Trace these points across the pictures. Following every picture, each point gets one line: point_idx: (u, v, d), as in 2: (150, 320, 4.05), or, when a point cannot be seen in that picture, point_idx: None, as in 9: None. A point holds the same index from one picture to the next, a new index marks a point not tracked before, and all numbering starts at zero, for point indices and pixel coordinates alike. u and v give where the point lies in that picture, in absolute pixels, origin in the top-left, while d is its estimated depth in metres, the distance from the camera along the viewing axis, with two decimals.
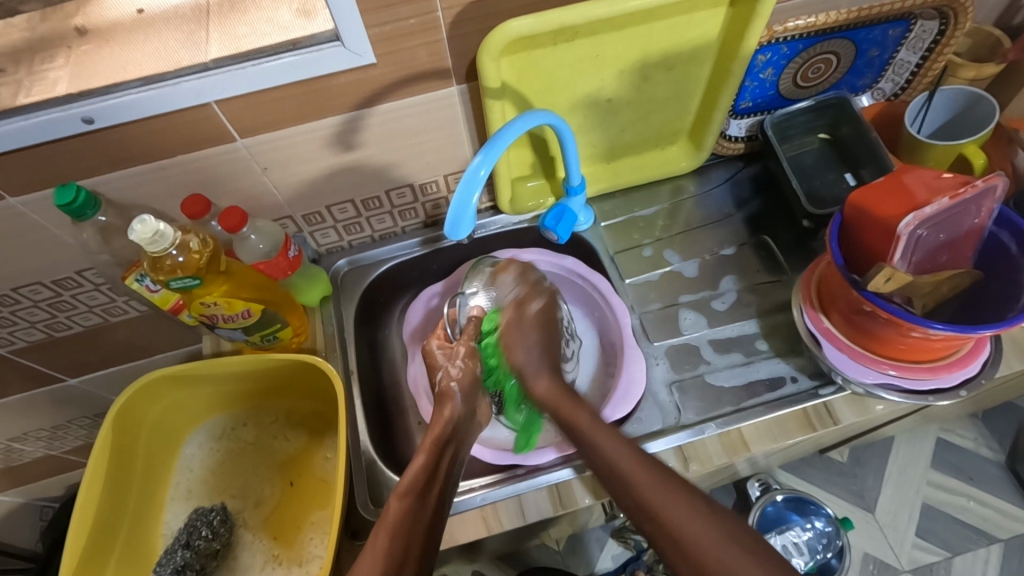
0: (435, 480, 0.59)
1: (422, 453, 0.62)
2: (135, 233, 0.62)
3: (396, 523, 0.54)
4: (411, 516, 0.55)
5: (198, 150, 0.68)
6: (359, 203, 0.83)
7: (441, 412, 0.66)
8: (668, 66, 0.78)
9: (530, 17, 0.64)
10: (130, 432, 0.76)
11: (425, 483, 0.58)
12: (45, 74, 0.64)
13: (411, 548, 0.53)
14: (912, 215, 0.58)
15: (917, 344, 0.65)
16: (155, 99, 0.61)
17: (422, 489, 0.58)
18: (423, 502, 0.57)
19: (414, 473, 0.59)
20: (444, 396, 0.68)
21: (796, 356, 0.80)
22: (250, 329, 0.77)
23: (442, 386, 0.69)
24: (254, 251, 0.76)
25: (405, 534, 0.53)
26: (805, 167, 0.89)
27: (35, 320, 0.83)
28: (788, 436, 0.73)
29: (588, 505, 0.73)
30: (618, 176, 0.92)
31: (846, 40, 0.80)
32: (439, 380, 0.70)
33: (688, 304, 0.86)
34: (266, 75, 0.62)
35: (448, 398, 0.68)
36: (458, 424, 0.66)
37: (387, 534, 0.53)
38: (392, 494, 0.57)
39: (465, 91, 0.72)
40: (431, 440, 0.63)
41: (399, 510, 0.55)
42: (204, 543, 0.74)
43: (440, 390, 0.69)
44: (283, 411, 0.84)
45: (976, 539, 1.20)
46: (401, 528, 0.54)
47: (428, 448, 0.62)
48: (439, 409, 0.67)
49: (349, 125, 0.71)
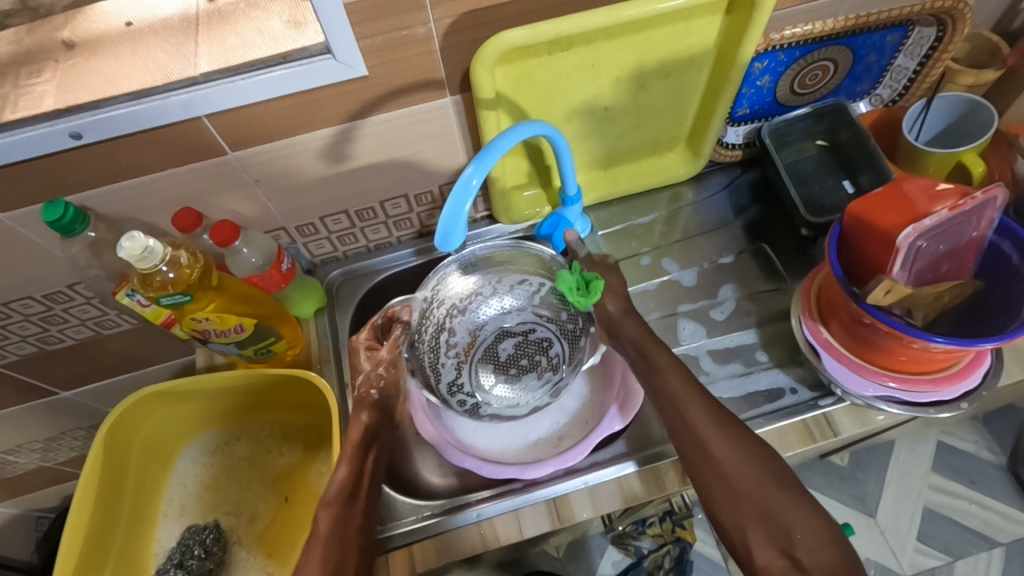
0: (359, 490, 0.64)
1: (345, 462, 0.66)
2: (123, 250, 0.61)
3: (329, 532, 0.60)
4: (339, 525, 0.61)
5: (189, 163, 0.67)
6: (353, 214, 0.82)
7: (358, 417, 0.70)
8: (664, 74, 0.77)
9: (523, 29, 0.63)
10: (121, 449, 0.75)
11: (350, 491, 0.64)
12: (32, 88, 0.63)
13: (345, 556, 0.60)
14: (911, 227, 0.58)
15: (918, 356, 0.65)
16: (143, 114, 0.60)
17: (349, 498, 0.64)
18: (348, 511, 0.63)
19: (338, 485, 0.63)
20: (363, 401, 0.71)
21: (796, 367, 0.79)
22: (243, 343, 0.76)
23: (361, 392, 0.72)
24: (246, 265, 0.76)
25: (336, 542, 0.60)
26: (803, 174, 0.88)
27: (26, 334, 0.82)
28: (788, 448, 0.72)
29: (586, 519, 0.72)
30: (614, 184, 0.91)
31: (843, 47, 0.80)
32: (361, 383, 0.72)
33: (686, 314, 0.85)
34: (257, 88, 0.61)
35: (364, 405, 0.70)
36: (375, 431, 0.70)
37: (320, 544, 0.60)
38: (321, 504, 0.62)
39: (459, 101, 0.71)
40: (352, 448, 0.66)
41: (327, 521, 0.61)
42: (197, 562, 0.74)
43: (359, 395, 0.72)
44: (278, 426, 0.83)
45: (977, 543, 1.19)
46: (333, 538, 0.60)
47: (349, 456, 0.66)
48: (356, 414, 0.70)
49: (341, 136, 0.70)
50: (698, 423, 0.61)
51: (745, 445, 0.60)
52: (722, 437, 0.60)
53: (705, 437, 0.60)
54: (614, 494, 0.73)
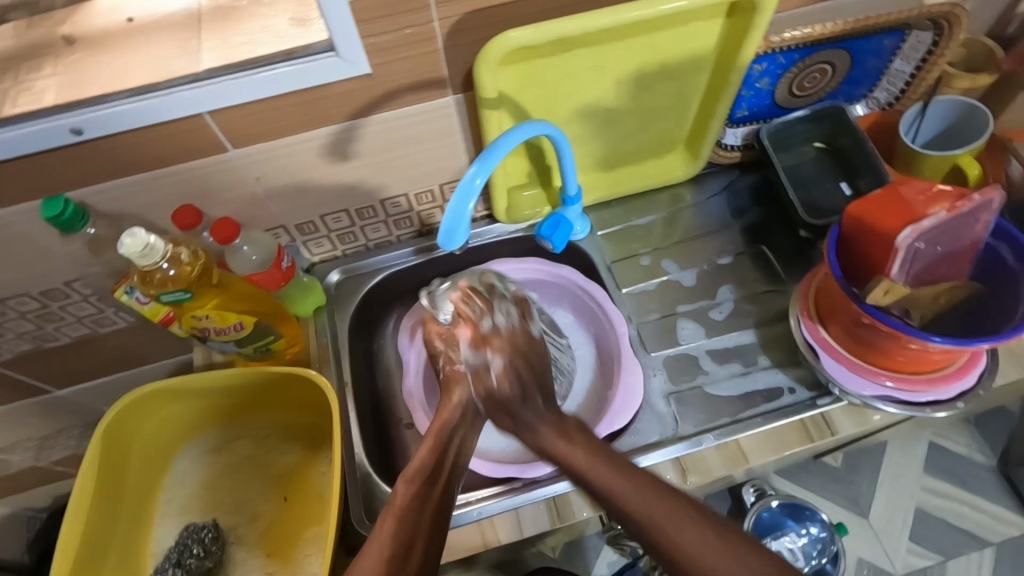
0: (441, 466, 0.61)
1: (431, 438, 0.63)
2: (124, 247, 0.60)
3: (403, 508, 0.56)
4: (419, 500, 0.57)
5: (191, 161, 0.67)
6: (353, 213, 0.82)
7: (451, 394, 0.68)
8: (665, 75, 0.77)
9: (527, 29, 0.63)
10: (121, 447, 0.75)
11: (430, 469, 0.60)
12: (32, 83, 0.62)
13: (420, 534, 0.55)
14: (911, 228, 0.58)
15: (915, 356, 0.65)
16: (146, 111, 0.59)
17: (426, 475, 0.60)
18: (430, 485, 0.59)
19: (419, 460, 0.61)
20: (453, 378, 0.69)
21: (795, 367, 0.80)
22: (243, 341, 0.75)
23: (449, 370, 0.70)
24: (247, 262, 0.74)
25: (410, 527, 0.55)
26: (803, 177, 0.89)
27: (22, 332, 0.82)
28: (787, 448, 0.73)
29: (586, 519, 0.72)
30: (615, 185, 0.91)
31: (842, 50, 0.80)
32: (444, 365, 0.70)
33: (686, 314, 0.86)
34: (261, 84, 0.61)
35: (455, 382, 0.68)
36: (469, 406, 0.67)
37: (393, 521, 0.55)
38: (400, 478, 0.59)
39: (461, 101, 0.71)
40: (438, 427, 0.65)
41: (405, 496, 0.57)
42: (196, 562, 0.74)
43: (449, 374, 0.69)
44: (278, 425, 0.83)
45: (969, 544, 1.21)
46: (408, 514, 0.56)
47: (435, 435, 0.64)
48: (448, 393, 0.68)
49: (343, 134, 0.70)
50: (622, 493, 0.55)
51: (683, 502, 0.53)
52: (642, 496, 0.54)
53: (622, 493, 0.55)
54: None
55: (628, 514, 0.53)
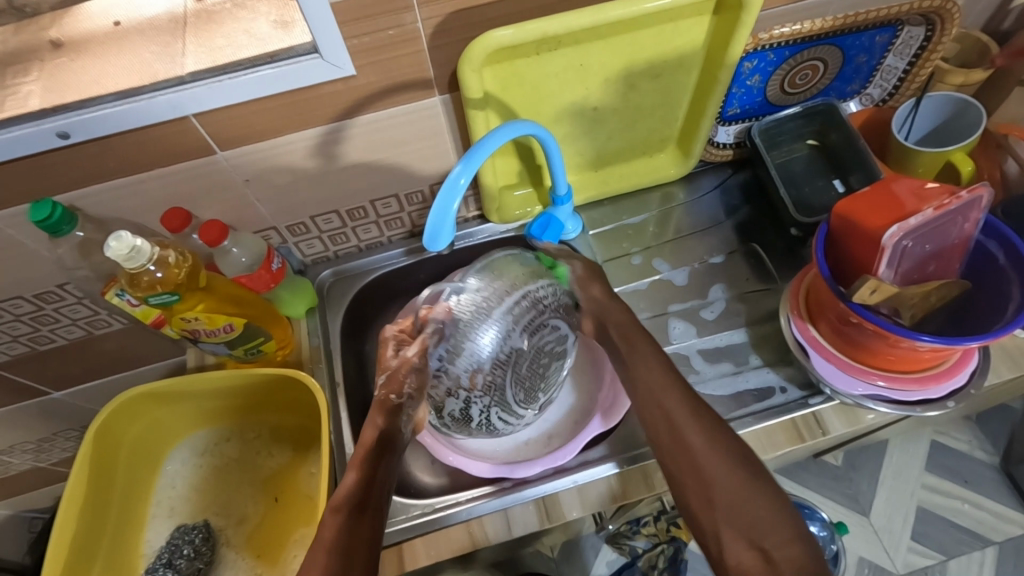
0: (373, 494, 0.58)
1: (354, 469, 0.59)
2: (110, 250, 0.61)
3: (335, 540, 0.54)
4: (347, 532, 0.54)
5: (177, 163, 0.67)
6: (344, 214, 0.82)
7: (374, 421, 0.63)
8: (653, 74, 0.77)
9: (511, 29, 0.63)
10: (111, 450, 0.75)
11: (362, 495, 0.57)
12: (19, 88, 0.63)
13: (352, 563, 0.53)
14: (898, 226, 0.58)
15: (905, 355, 0.65)
16: (130, 114, 0.60)
17: (356, 504, 0.56)
18: (359, 513, 0.56)
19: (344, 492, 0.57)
20: (387, 407, 0.64)
21: (786, 366, 0.79)
22: (233, 342, 0.76)
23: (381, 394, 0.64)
24: (236, 264, 0.76)
25: (343, 551, 0.53)
26: (794, 174, 0.88)
27: (16, 335, 0.82)
28: (777, 447, 0.73)
29: (576, 518, 0.72)
30: (606, 184, 0.91)
31: (832, 46, 0.80)
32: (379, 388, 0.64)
33: (677, 314, 0.85)
34: (245, 87, 0.61)
35: (389, 408, 0.64)
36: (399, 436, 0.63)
37: (323, 553, 0.53)
38: (326, 509, 0.57)
39: (448, 101, 0.71)
40: (361, 454, 0.60)
41: (332, 528, 0.55)
42: (186, 562, 0.74)
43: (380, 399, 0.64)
44: (268, 427, 0.83)
45: (970, 543, 1.20)
46: (337, 546, 0.53)
47: (358, 463, 0.60)
48: (372, 417, 0.63)
49: (330, 136, 0.70)
50: (682, 427, 0.59)
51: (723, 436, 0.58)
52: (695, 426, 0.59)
53: (682, 429, 0.59)
54: (603, 493, 0.73)
55: (679, 432, 0.59)
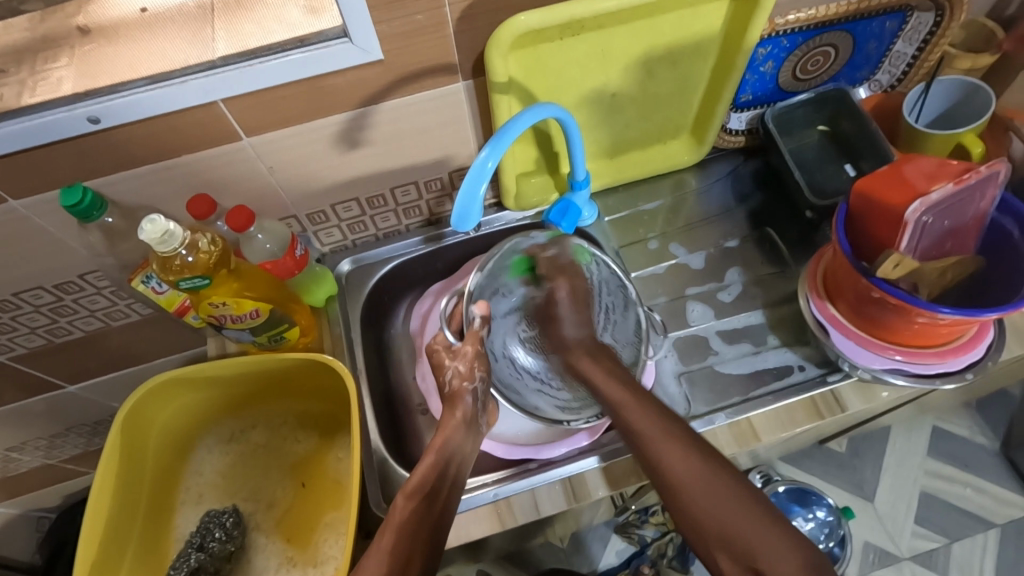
0: (442, 483, 0.61)
1: (430, 452, 0.63)
2: (144, 233, 0.61)
3: (404, 522, 0.57)
4: (416, 515, 0.57)
5: (205, 150, 0.67)
6: (364, 202, 0.83)
7: (453, 414, 0.67)
8: (672, 60, 0.78)
9: (537, 12, 0.64)
10: (138, 435, 0.75)
11: (431, 484, 0.60)
12: (49, 74, 0.63)
13: (415, 550, 0.55)
14: (919, 202, 0.59)
15: (923, 330, 0.66)
16: (161, 98, 0.60)
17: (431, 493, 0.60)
18: (432, 503, 0.59)
19: (419, 476, 0.61)
20: (453, 399, 0.68)
21: (803, 346, 0.81)
22: (258, 329, 0.76)
23: (453, 387, 0.69)
24: (261, 251, 0.75)
25: (410, 533, 0.56)
26: (806, 159, 0.90)
27: (35, 326, 0.82)
28: (798, 425, 0.74)
29: (602, 497, 0.73)
30: (621, 171, 0.92)
31: (844, 33, 0.81)
32: (450, 381, 0.69)
33: (695, 297, 0.86)
34: (275, 72, 0.61)
35: (458, 399, 0.68)
36: (469, 428, 0.67)
37: (393, 533, 0.56)
38: (399, 492, 0.60)
39: (471, 87, 0.72)
40: (439, 442, 0.64)
41: (405, 512, 0.58)
42: (218, 545, 0.74)
43: (451, 391, 0.68)
44: (293, 413, 0.83)
45: (973, 526, 1.22)
46: (406, 528, 0.56)
47: (435, 449, 0.63)
48: (449, 411, 0.67)
49: (355, 122, 0.70)
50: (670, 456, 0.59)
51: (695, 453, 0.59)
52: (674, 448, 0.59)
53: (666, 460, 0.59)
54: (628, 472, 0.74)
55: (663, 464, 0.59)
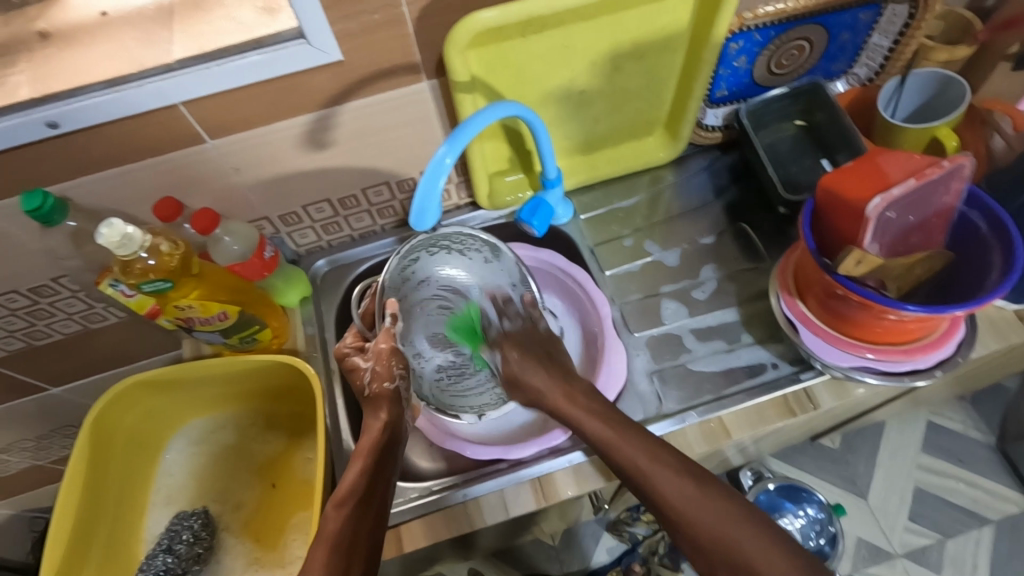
0: (374, 484, 0.58)
1: (355, 462, 0.60)
2: (102, 237, 0.61)
3: (335, 535, 0.54)
4: (351, 523, 0.55)
5: (168, 153, 0.67)
6: (335, 202, 0.82)
7: (376, 416, 0.63)
8: (641, 55, 0.78)
9: (495, 10, 0.64)
10: (108, 440, 0.76)
11: (364, 490, 0.57)
12: (8, 79, 0.63)
13: (353, 559, 0.53)
14: (880, 197, 0.58)
15: (892, 326, 0.65)
16: (117, 103, 0.60)
17: (360, 496, 0.57)
18: (366, 504, 0.57)
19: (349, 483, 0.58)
20: (376, 401, 0.64)
21: (777, 343, 0.80)
22: (228, 330, 0.77)
23: (374, 389, 0.64)
24: (229, 253, 0.75)
25: (344, 547, 0.53)
26: (781, 155, 0.89)
27: (12, 330, 0.83)
28: (769, 422, 0.73)
29: (571, 497, 0.73)
30: (596, 168, 0.92)
31: (817, 25, 0.80)
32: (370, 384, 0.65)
33: (669, 294, 0.86)
34: (231, 74, 0.61)
35: (381, 401, 0.63)
36: (398, 424, 0.63)
37: (325, 548, 0.53)
38: (330, 503, 0.57)
39: (435, 86, 0.72)
40: (366, 447, 0.60)
41: (337, 520, 0.55)
42: (186, 547, 0.74)
43: (373, 394, 0.64)
44: (264, 413, 0.84)
45: (967, 522, 1.21)
46: (341, 542, 0.53)
47: (364, 453, 0.60)
48: (373, 413, 0.63)
49: (319, 123, 0.70)
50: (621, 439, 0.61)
51: (693, 479, 0.57)
52: (662, 470, 0.58)
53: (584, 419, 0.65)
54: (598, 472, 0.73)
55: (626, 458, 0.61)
